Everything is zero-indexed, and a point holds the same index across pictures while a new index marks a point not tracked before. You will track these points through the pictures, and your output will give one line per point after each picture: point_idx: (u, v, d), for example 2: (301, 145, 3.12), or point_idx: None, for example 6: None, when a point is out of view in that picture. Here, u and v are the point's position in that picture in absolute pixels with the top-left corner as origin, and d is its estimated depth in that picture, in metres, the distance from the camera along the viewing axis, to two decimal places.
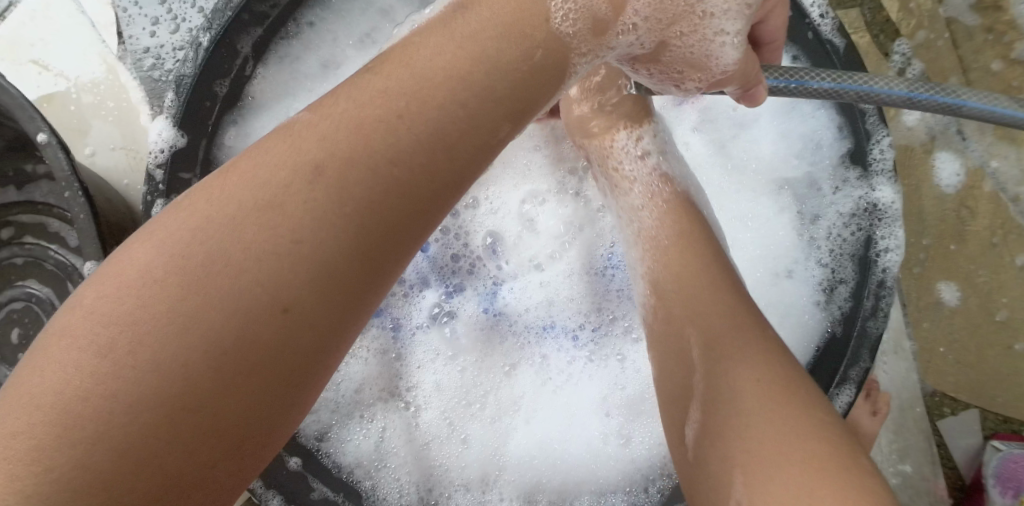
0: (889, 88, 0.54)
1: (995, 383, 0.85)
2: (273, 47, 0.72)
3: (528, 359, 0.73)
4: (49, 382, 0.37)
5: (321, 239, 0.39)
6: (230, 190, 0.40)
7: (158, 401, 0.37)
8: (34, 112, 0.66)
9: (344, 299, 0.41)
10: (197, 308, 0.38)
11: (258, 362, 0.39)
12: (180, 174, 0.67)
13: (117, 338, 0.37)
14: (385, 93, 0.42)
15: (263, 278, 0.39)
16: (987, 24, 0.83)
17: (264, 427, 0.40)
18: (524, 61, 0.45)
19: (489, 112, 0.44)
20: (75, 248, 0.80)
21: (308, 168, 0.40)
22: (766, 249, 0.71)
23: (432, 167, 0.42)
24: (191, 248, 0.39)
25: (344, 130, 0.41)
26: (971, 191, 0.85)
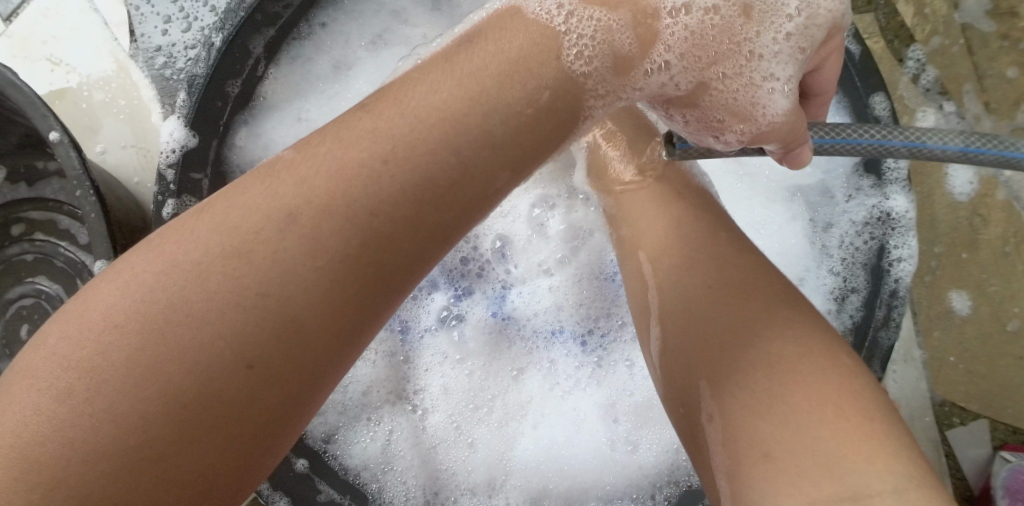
0: (942, 143, 0.49)
1: (1005, 394, 0.85)
2: (285, 47, 0.72)
3: (536, 363, 0.73)
4: (54, 381, 0.37)
5: (287, 293, 0.39)
6: (197, 235, 0.40)
7: (117, 449, 0.37)
8: (46, 110, 0.66)
9: (319, 347, 0.40)
10: (157, 357, 0.37)
11: (218, 416, 0.38)
12: (191, 174, 0.67)
13: (76, 383, 0.37)
14: (372, 135, 0.42)
15: (225, 332, 0.38)
16: (1002, 30, 0.82)
17: (234, 473, 0.40)
18: (528, 105, 0.44)
19: (483, 163, 0.43)
20: (86, 245, 0.80)
21: (280, 216, 0.40)
22: (780, 257, 0.70)
23: (417, 219, 0.42)
24: (153, 294, 0.38)
25: (322, 175, 0.41)
26: (983, 199, 0.85)
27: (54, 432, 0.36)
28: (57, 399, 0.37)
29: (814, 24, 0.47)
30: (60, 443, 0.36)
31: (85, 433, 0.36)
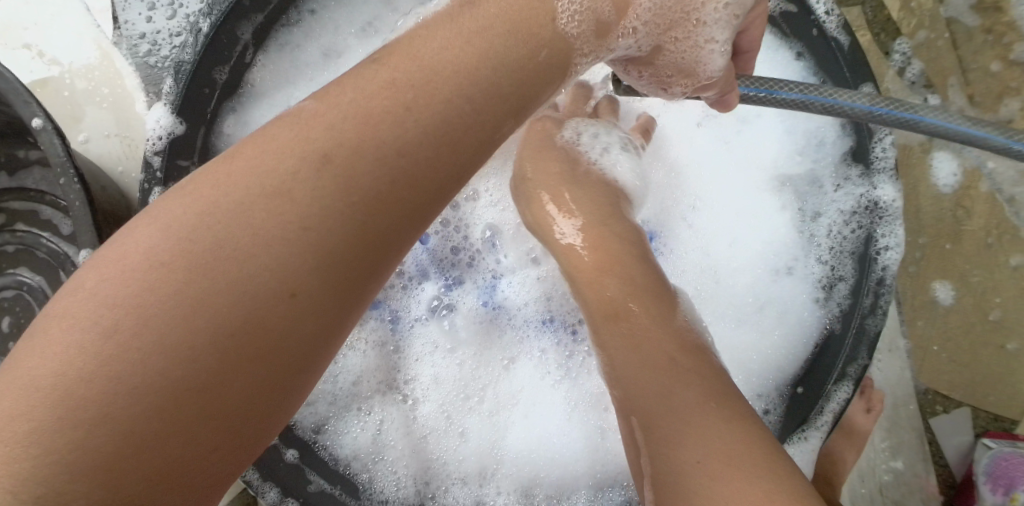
0: (851, 101, 0.55)
1: (987, 383, 0.86)
2: (273, 34, 0.71)
3: (527, 352, 0.73)
4: (49, 364, 0.38)
5: (328, 226, 0.41)
6: (235, 178, 0.41)
7: (164, 381, 0.38)
8: (29, 97, 0.66)
9: (352, 281, 0.43)
10: (206, 290, 0.39)
11: (261, 346, 0.40)
12: (179, 161, 0.66)
13: (122, 320, 0.38)
14: (393, 85, 0.43)
15: (271, 264, 0.40)
16: (987, 25, 0.83)
17: (271, 404, 0.42)
18: (529, 59, 0.46)
19: (494, 107, 0.45)
20: (68, 236, 0.79)
21: (316, 156, 0.41)
22: (767, 247, 0.71)
23: (439, 161, 0.43)
24: (196, 231, 0.40)
25: (350, 120, 0.42)
26: (968, 191, 0.86)
27: (99, 368, 0.38)
28: (104, 335, 0.38)
29: None
30: (107, 378, 0.38)
31: (133, 366, 0.38)
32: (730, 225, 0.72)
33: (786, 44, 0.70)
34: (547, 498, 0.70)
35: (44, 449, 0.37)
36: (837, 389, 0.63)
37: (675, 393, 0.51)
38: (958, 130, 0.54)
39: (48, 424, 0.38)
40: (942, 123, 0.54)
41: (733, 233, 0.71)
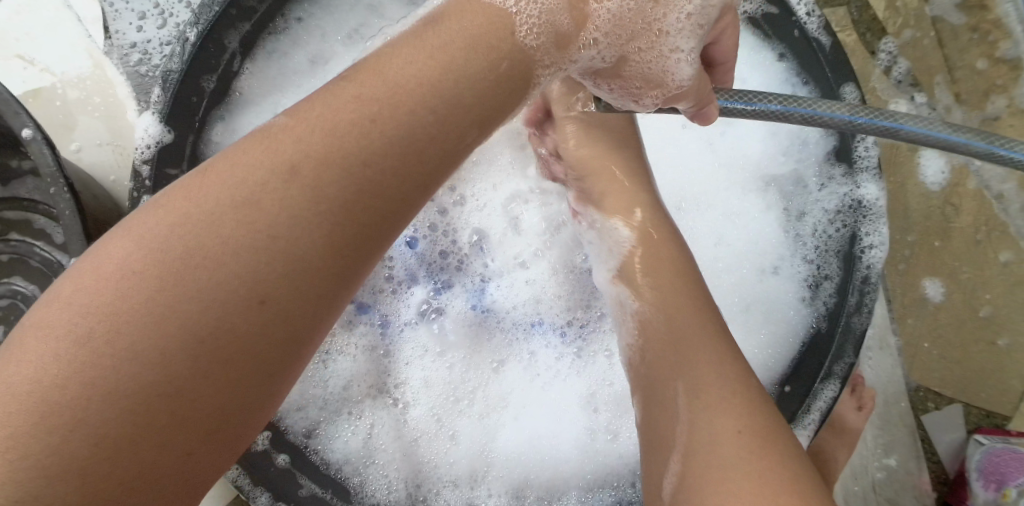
0: (832, 112, 0.55)
1: (978, 379, 0.86)
2: (260, 42, 0.72)
3: (516, 355, 0.73)
4: (26, 371, 0.39)
5: (297, 235, 0.41)
6: (207, 191, 0.42)
7: (138, 387, 0.39)
8: (19, 107, 0.66)
9: (324, 285, 0.43)
10: (176, 299, 0.40)
11: (230, 354, 0.41)
12: (168, 170, 0.66)
13: (96, 328, 0.39)
14: (359, 99, 0.43)
15: (240, 272, 0.41)
16: (973, 23, 0.84)
17: (244, 410, 0.43)
18: (490, 73, 0.46)
19: (458, 120, 0.45)
20: (62, 245, 0.80)
21: (284, 167, 0.42)
22: (753, 248, 0.71)
23: (405, 170, 0.44)
24: (168, 244, 0.40)
25: (317, 133, 0.43)
26: (955, 189, 0.86)
27: (76, 374, 0.38)
28: (80, 342, 0.39)
29: (709, 4, 0.50)
30: (82, 384, 0.38)
31: (107, 373, 0.39)
32: (714, 227, 0.72)
33: (768, 46, 0.71)
34: (538, 499, 0.70)
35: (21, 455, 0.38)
36: (824, 387, 0.63)
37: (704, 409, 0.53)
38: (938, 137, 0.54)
39: (23, 431, 0.38)
40: (924, 130, 0.54)
41: (718, 233, 0.72)
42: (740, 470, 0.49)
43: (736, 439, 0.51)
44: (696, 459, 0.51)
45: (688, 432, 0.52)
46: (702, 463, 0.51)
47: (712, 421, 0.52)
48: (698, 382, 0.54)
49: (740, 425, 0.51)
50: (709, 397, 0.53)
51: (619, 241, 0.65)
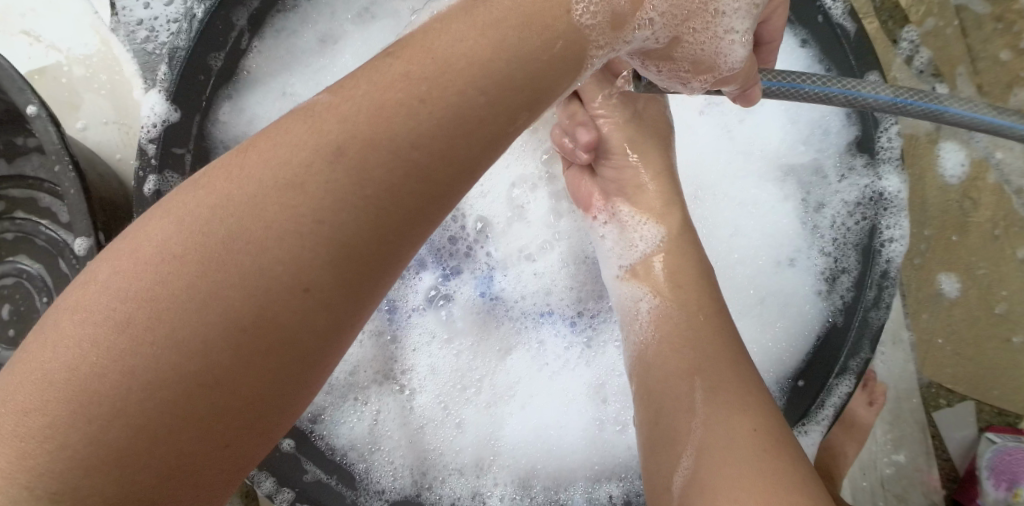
0: (875, 93, 0.55)
1: (991, 376, 0.85)
2: (269, 20, 0.70)
3: (524, 344, 0.72)
4: (63, 357, 0.38)
5: (343, 220, 0.40)
6: (249, 170, 0.41)
7: (178, 378, 0.39)
8: (24, 83, 0.65)
9: (367, 271, 0.42)
10: (218, 284, 0.39)
11: (272, 342, 0.40)
12: (174, 149, 0.66)
13: (136, 313, 0.38)
14: (407, 77, 0.42)
15: (285, 257, 0.40)
16: (998, 12, 0.81)
17: (282, 400, 0.42)
18: (544, 51, 0.45)
19: (508, 101, 0.44)
20: (67, 224, 0.79)
21: (328, 149, 0.41)
22: (770, 238, 0.70)
23: (451, 150, 0.42)
24: (210, 226, 0.40)
25: (363, 112, 0.41)
26: (975, 183, 0.84)
27: (114, 361, 0.38)
28: (121, 328, 0.38)
29: None
30: (121, 372, 0.38)
31: (146, 361, 0.38)
32: (730, 215, 0.70)
33: (790, 31, 0.68)
34: (544, 489, 0.69)
35: (61, 442, 0.38)
36: (839, 382, 0.62)
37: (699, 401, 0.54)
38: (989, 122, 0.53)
39: (63, 419, 0.38)
40: (970, 115, 0.53)
41: (733, 222, 0.70)
42: (756, 473, 0.49)
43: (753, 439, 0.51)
44: (708, 459, 0.51)
45: (701, 431, 0.52)
46: (715, 461, 0.50)
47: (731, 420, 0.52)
48: (716, 382, 0.54)
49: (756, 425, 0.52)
50: (726, 396, 0.53)
51: (646, 241, 0.64)
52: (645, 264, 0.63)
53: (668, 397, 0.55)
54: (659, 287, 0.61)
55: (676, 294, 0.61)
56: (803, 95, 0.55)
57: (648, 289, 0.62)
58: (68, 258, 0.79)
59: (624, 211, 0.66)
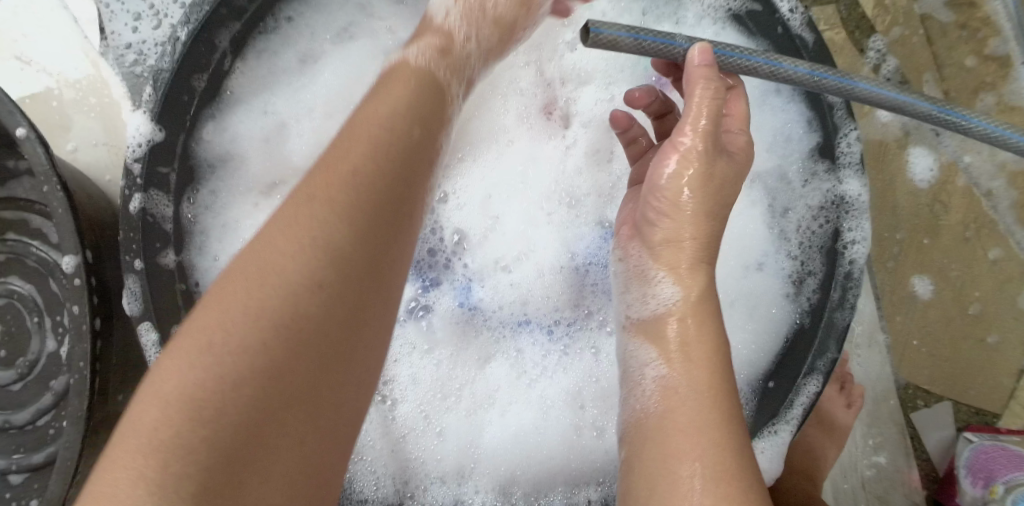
0: (795, 66, 0.60)
1: (968, 376, 0.87)
2: (251, 42, 0.72)
3: (503, 351, 0.74)
4: (170, 385, 0.45)
5: (331, 230, 0.48)
6: (263, 231, 0.50)
7: (254, 376, 0.45)
8: (13, 106, 0.68)
9: (368, 269, 0.49)
10: (263, 299, 0.46)
11: (312, 334, 0.47)
12: (158, 167, 0.67)
13: (214, 336, 0.46)
14: (343, 139, 0.53)
15: (303, 265, 0.47)
16: (962, 20, 0.86)
17: (336, 389, 0.48)
18: (420, 104, 0.57)
19: (412, 136, 0.54)
20: (57, 244, 0.84)
21: (308, 194, 0.50)
22: (738, 242, 0.71)
23: (390, 172, 0.52)
24: (247, 266, 0.48)
25: (324, 165, 0.51)
26: (944, 186, 0.87)
27: (207, 374, 0.45)
28: (206, 348, 0.46)
29: None
30: (213, 381, 0.45)
31: (228, 366, 0.45)
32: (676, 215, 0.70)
33: (752, 43, 0.71)
34: (525, 495, 0.70)
35: (182, 449, 0.44)
36: (806, 383, 0.63)
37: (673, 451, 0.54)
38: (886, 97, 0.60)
39: (179, 432, 0.44)
40: (874, 90, 0.60)
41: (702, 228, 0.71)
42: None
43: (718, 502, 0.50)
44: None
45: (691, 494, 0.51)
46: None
47: (710, 478, 0.51)
48: (701, 422, 0.54)
49: (728, 491, 0.51)
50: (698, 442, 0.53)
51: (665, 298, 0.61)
52: (658, 329, 0.60)
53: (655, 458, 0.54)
54: (669, 354, 0.59)
55: (686, 364, 0.58)
56: (732, 62, 0.61)
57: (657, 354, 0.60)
58: (59, 277, 0.83)
59: (646, 262, 0.63)
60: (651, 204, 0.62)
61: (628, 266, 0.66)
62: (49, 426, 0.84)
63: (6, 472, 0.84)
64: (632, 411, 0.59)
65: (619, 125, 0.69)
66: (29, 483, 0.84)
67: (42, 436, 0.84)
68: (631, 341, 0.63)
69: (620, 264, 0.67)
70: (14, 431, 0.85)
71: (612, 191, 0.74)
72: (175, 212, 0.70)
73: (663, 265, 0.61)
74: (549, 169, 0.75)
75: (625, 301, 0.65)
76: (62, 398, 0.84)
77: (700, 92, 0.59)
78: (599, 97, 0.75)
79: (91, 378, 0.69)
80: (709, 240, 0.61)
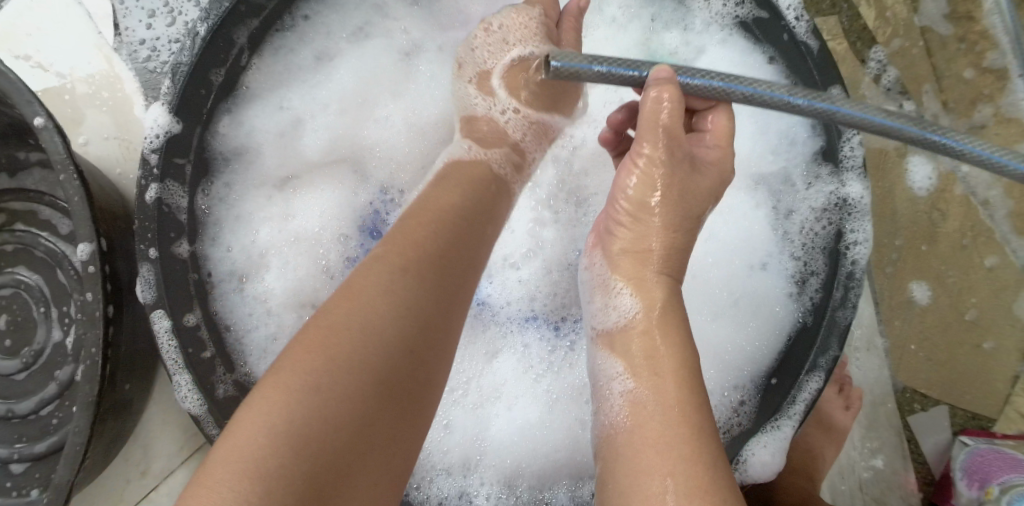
0: (773, 91, 0.60)
1: (965, 381, 0.88)
2: (268, 39, 0.74)
3: (510, 346, 0.75)
4: (272, 418, 0.48)
5: (420, 300, 0.55)
6: (354, 286, 0.54)
7: (353, 419, 0.49)
8: (31, 97, 0.69)
9: (442, 337, 0.56)
10: (364, 351, 0.51)
11: (402, 389, 0.52)
12: (175, 159, 0.68)
13: (318, 379, 0.49)
14: (423, 218, 0.60)
15: (398, 327, 0.53)
16: (960, 34, 0.87)
17: (411, 437, 0.53)
18: (485, 193, 0.66)
19: (478, 223, 0.63)
20: (66, 236, 0.85)
21: (400, 263, 0.56)
22: (744, 243, 0.73)
23: (464, 253, 0.60)
24: (344, 318, 0.52)
25: (407, 239, 0.58)
26: (942, 194, 0.88)
27: (311, 412, 0.48)
28: (313, 390, 0.49)
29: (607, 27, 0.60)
30: (317, 420, 0.48)
31: (333, 408, 0.49)
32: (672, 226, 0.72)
33: (758, 49, 0.73)
34: (529, 487, 0.71)
35: (285, 480, 0.46)
36: (808, 379, 0.64)
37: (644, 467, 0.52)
38: (874, 122, 0.59)
39: (281, 464, 0.46)
40: (860, 115, 0.59)
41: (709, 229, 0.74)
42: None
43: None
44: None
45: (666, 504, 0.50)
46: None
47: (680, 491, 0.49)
48: (668, 437, 0.52)
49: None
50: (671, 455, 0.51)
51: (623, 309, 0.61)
52: (623, 341, 0.60)
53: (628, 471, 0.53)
54: (634, 367, 0.58)
55: (653, 379, 0.57)
56: (703, 89, 0.60)
57: (624, 367, 0.59)
58: (66, 269, 0.84)
59: (606, 273, 0.64)
60: (613, 216, 0.64)
61: (592, 274, 0.67)
62: (51, 416, 0.84)
63: (7, 461, 0.84)
64: (601, 426, 0.58)
65: (610, 145, 0.70)
66: (30, 473, 0.83)
67: (44, 426, 0.84)
68: (598, 351, 0.63)
69: (586, 270, 0.68)
70: (16, 420, 0.85)
71: None
72: (189, 204, 0.71)
73: (624, 276, 0.63)
74: (556, 168, 0.77)
75: (590, 312, 0.66)
76: (66, 388, 0.84)
77: (650, 96, 0.59)
78: (608, 99, 0.77)
79: (102, 365, 0.70)
80: (673, 247, 0.62)
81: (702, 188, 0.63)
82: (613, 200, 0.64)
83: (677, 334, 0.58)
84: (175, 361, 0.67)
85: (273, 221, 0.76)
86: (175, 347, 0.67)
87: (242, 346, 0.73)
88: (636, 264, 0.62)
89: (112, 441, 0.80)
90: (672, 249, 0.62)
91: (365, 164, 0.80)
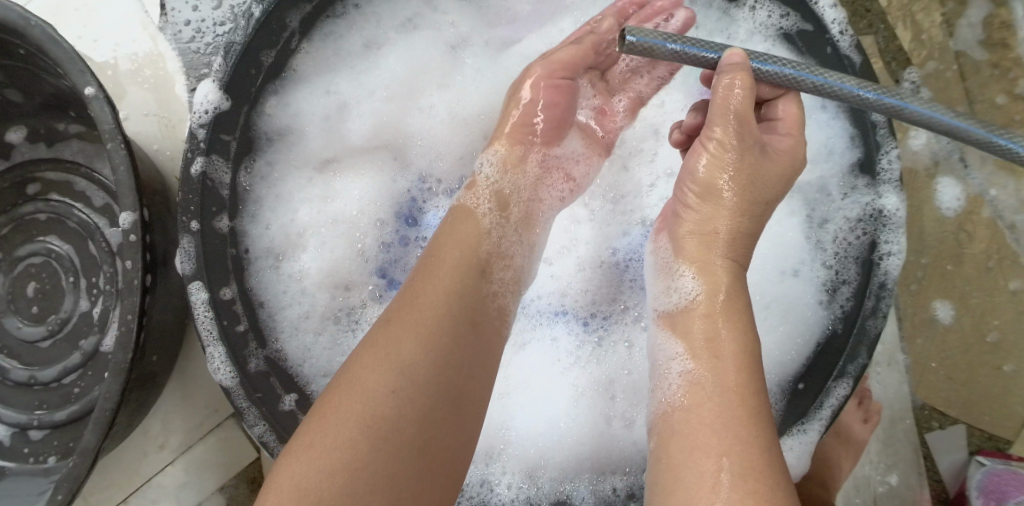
0: (842, 83, 0.61)
1: (983, 401, 0.88)
2: (319, 24, 0.74)
3: (539, 339, 0.76)
4: (286, 470, 0.54)
5: (404, 349, 0.58)
6: (356, 349, 0.60)
7: (350, 464, 0.53)
8: (84, 66, 0.65)
9: (439, 378, 0.57)
10: (355, 402, 0.55)
11: (397, 432, 0.55)
12: (221, 135, 0.69)
13: (316, 434, 0.55)
14: (417, 276, 0.63)
15: (386, 375, 0.56)
16: (994, 60, 0.88)
17: (420, 477, 0.55)
18: (485, 242, 0.67)
19: (471, 272, 0.64)
20: (100, 208, 0.85)
21: (391, 319, 0.60)
22: (777, 248, 0.74)
23: (455, 301, 0.61)
24: (343, 378, 0.58)
25: (403, 298, 0.62)
26: (969, 216, 0.89)
27: (313, 460, 0.53)
28: (313, 442, 0.54)
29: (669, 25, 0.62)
30: (317, 467, 0.53)
31: (331, 456, 0.53)
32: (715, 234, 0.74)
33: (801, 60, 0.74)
34: (551, 479, 0.72)
35: None
36: (837, 385, 0.66)
37: (701, 434, 0.54)
38: (939, 119, 0.61)
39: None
40: (924, 112, 0.61)
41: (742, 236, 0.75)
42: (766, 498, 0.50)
43: (745, 499, 0.50)
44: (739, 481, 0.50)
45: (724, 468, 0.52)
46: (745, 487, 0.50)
47: (736, 471, 0.51)
48: (726, 421, 0.54)
49: (755, 488, 0.50)
50: (723, 425, 0.54)
51: (686, 289, 0.63)
52: (684, 322, 0.62)
53: (686, 436, 0.55)
54: (693, 347, 0.60)
55: (713, 361, 0.58)
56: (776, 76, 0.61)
57: (683, 348, 0.61)
58: (98, 241, 0.84)
59: (671, 256, 0.66)
60: (681, 199, 0.65)
61: (657, 259, 0.69)
62: (73, 385, 0.84)
63: (26, 428, 0.84)
64: (659, 404, 0.60)
65: (683, 147, 0.70)
66: (48, 441, 0.83)
67: (66, 394, 0.84)
68: (656, 333, 0.65)
69: (652, 254, 0.70)
70: (38, 388, 0.85)
71: (651, 188, 0.78)
72: (232, 180, 0.71)
73: (688, 260, 0.64)
74: None
75: (653, 295, 0.67)
76: (91, 358, 0.84)
77: (721, 83, 0.60)
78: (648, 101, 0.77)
79: (136, 332, 0.68)
80: (739, 232, 0.63)
81: (772, 174, 0.63)
82: (682, 184, 0.65)
83: (741, 320, 0.60)
84: (210, 332, 0.68)
85: (313, 202, 0.78)
86: (210, 318, 0.68)
87: (275, 323, 0.74)
88: (702, 247, 0.63)
89: (136, 412, 0.77)
90: (739, 233, 0.63)
91: (405, 151, 0.82)
